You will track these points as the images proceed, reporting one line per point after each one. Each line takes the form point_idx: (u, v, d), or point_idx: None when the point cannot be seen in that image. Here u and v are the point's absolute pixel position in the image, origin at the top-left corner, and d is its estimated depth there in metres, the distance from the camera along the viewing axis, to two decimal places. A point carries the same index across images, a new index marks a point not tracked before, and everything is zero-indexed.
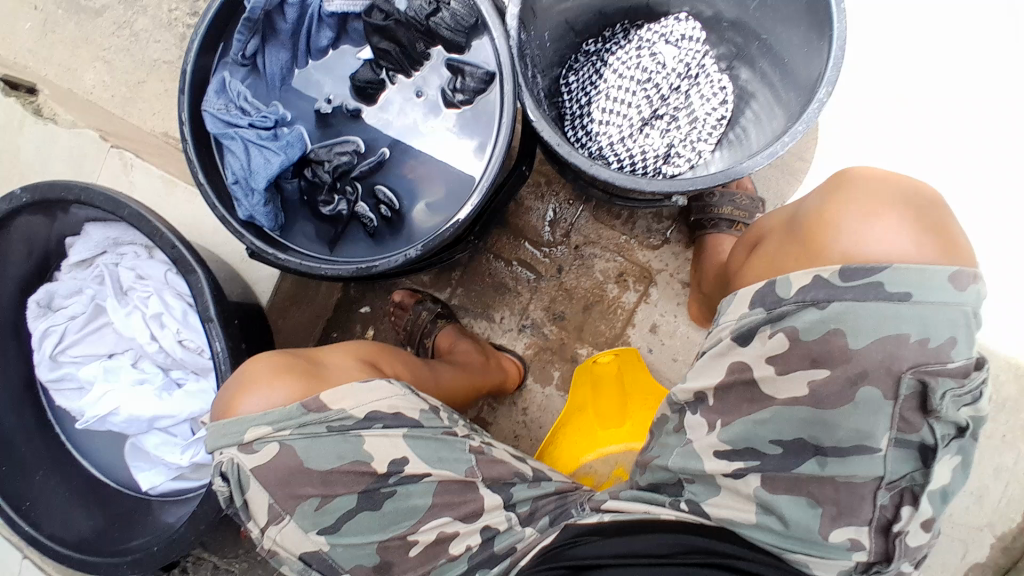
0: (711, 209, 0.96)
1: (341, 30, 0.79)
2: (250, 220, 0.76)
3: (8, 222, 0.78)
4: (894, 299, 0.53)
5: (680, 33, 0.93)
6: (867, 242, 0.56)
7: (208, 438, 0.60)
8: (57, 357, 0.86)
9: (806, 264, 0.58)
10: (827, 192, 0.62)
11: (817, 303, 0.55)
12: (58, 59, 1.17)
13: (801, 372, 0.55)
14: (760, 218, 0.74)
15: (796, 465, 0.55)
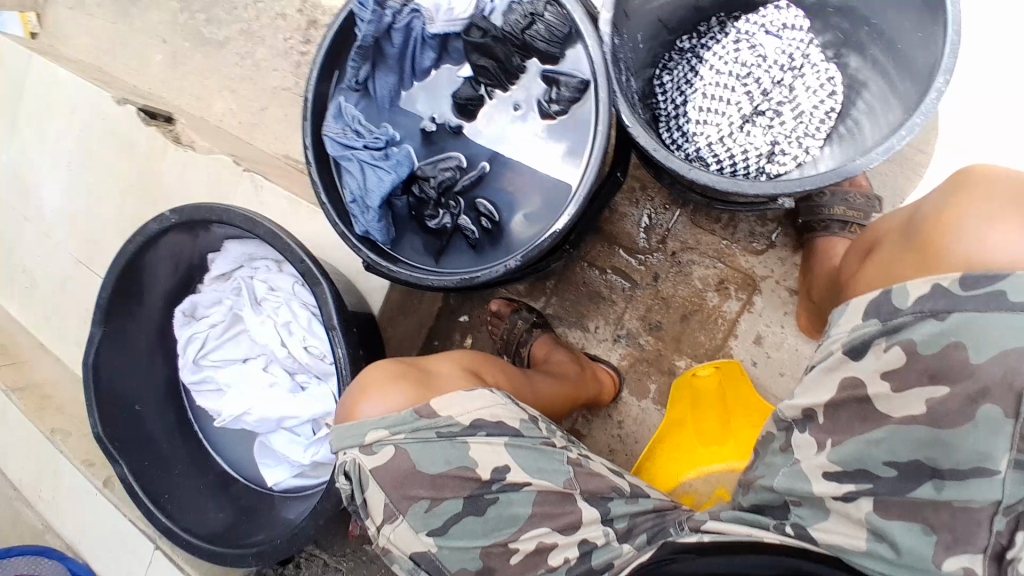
0: (821, 210, 0.89)
1: (442, 50, 0.82)
2: (366, 235, 0.82)
3: (156, 241, 0.88)
4: (1018, 310, 0.47)
5: (782, 23, 0.89)
6: (992, 245, 0.50)
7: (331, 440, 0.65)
8: (201, 360, 0.98)
9: (926, 272, 0.53)
10: (947, 194, 0.56)
11: (936, 315, 0.50)
12: (190, 89, 1.30)
13: (918, 389, 0.50)
14: (875, 222, 0.69)
15: (912, 490, 0.50)
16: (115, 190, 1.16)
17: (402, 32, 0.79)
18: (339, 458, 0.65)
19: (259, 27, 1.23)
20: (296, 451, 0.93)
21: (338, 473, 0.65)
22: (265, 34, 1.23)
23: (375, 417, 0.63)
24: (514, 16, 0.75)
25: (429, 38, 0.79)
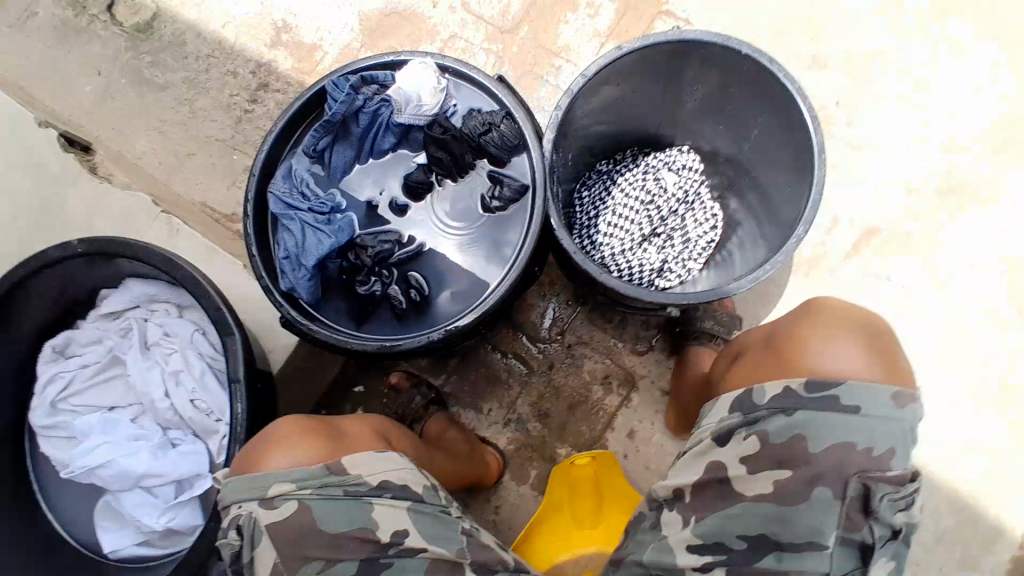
0: (695, 324, 1.03)
1: (402, 138, 0.95)
2: (291, 290, 0.88)
3: (48, 266, 0.83)
4: (846, 411, 0.59)
5: (681, 164, 1.06)
6: (830, 361, 0.63)
7: (228, 491, 0.65)
8: (60, 403, 0.86)
9: (779, 376, 0.65)
10: (802, 317, 0.70)
11: (786, 410, 0.61)
12: (112, 124, 1.27)
13: (768, 471, 0.60)
14: (743, 333, 0.82)
15: (757, 560, 0.59)
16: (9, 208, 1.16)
17: (369, 116, 0.91)
18: (234, 510, 0.64)
19: (205, 78, 1.29)
20: (150, 518, 0.82)
21: (227, 529, 0.63)
22: (209, 86, 1.29)
23: (281, 470, 0.64)
24: (473, 122, 0.90)
25: (392, 125, 0.92)
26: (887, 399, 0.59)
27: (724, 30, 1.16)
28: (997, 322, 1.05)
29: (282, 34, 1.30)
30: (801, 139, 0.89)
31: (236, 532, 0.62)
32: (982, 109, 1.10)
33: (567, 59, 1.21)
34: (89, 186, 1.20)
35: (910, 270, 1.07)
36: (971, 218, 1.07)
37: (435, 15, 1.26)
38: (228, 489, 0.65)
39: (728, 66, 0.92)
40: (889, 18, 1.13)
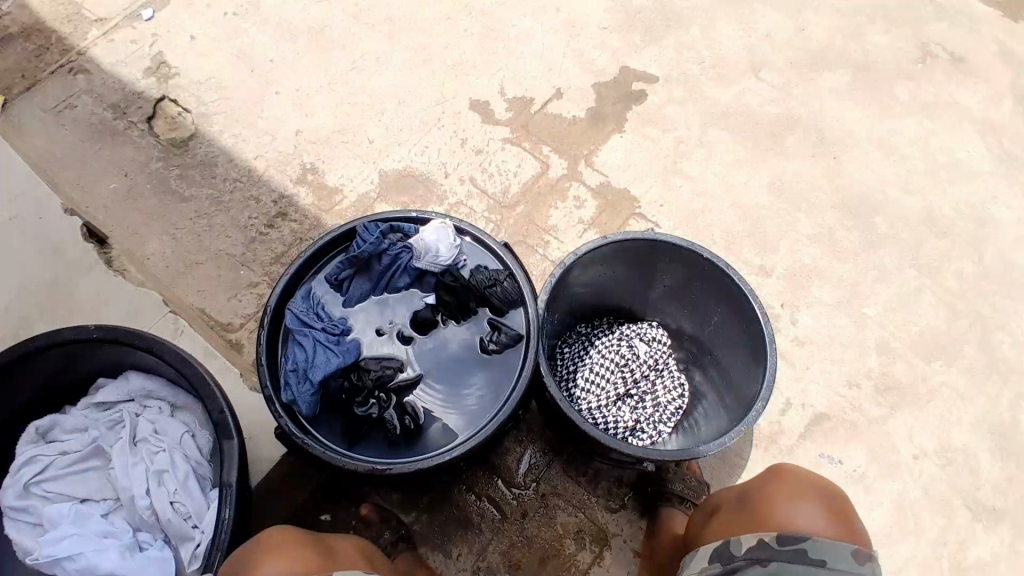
0: (667, 485, 1.12)
1: (417, 279, 1.00)
2: (290, 402, 0.87)
3: (63, 347, 0.86)
4: (813, 565, 0.67)
5: (650, 337, 1.21)
6: (797, 517, 0.71)
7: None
8: (32, 487, 0.84)
9: (755, 530, 0.73)
10: (771, 477, 0.79)
11: (761, 562, 0.69)
12: (128, 222, 1.36)
13: None
14: (717, 492, 0.91)
15: None
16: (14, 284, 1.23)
17: (391, 258, 0.97)
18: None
19: (228, 199, 1.41)
20: None
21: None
22: (230, 206, 1.40)
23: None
24: (480, 277, 0.96)
25: (410, 268, 0.98)
26: (849, 553, 0.67)
27: (686, 233, 1.42)
28: (923, 503, 1.18)
29: (309, 174, 1.45)
30: (757, 334, 1.01)
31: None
32: (890, 324, 1.34)
33: (556, 236, 1.40)
34: (100, 278, 1.26)
35: (844, 452, 1.21)
36: (908, 419, 1.25)
37: (446, 183, 1.46)
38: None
39: (697, 265, 1.07)
40: (816, 245, 1.41)
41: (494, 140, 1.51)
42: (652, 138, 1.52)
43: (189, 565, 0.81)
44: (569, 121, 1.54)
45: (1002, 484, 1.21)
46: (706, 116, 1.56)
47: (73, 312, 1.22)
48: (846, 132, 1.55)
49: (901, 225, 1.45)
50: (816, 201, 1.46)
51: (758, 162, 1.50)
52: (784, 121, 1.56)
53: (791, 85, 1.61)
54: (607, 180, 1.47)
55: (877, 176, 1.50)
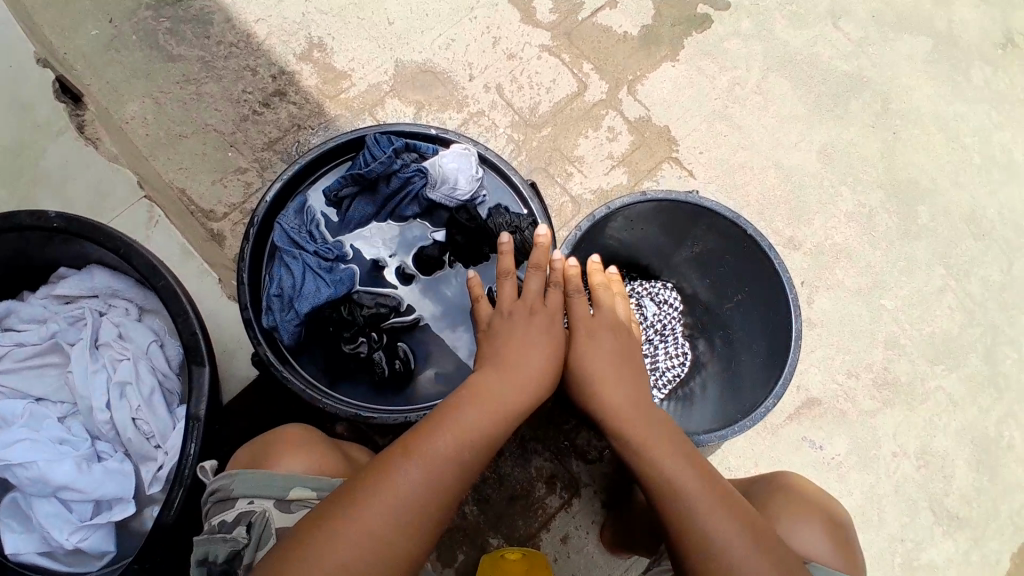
0: None
1: (427, 210, 0.88)
2: (271, 329, 0.78)
3: (21, 232, 0.77)
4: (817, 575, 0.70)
5: (662, 298, 1.12)
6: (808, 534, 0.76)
7: (237, 484, 0.69)
8: None
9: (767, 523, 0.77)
10: (771, 484, 0.85)
11: None
12: (108, 78, 1.21)
13: None
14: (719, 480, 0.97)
15: None
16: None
17: (402, 181, 0.83)
18: (243, 505, 0.68)
19: (222, 66, 1.25)
20: (57, 530, 0.76)
21: (232, 523, 0.67)
22: (223, 74, 1.24)
23: (294, 473, 0.70)
24: (499, 221, 0.84)
25: (422, 198, 0.85)
26: None
27: (719, 188, 1.30)
28: (890, 499, 1.19)
29: (315, 51, 1.27)
30: (781, 324, 0.94)
31: (245, 527, 0.66)
32: (906, 321, 1.28)
33: (580, 168, 1.28)
34: (70, 144, 1.14)
35: (828, 439, 1.21)
36: (897, 418, 1.23)
37: (468, 87, 1.29)
38: (237, 482, 0.70)
39: (734, 237, 0.96)
40: (853, 226, 1.32)
41: (530, 46, 1.33)
42: (704, 74, 1.36)
43: (151, 487, 0.79)
44: (617, 36, 1.35)
45: (971, 494, 1.21)
46: (769, 60, 1.38)
47: (38, 179, 1.11)
48: (914, 105, 1.40)
49: (943, 219, 1.35)
50: (862, 178, 1.34)
51: (812, 124, 1.36)
52: (850, 81, 1.39)
53: (868, 41, 1.42)
54: (648, 115, 1.32)
55: (931, 162, 1.37)
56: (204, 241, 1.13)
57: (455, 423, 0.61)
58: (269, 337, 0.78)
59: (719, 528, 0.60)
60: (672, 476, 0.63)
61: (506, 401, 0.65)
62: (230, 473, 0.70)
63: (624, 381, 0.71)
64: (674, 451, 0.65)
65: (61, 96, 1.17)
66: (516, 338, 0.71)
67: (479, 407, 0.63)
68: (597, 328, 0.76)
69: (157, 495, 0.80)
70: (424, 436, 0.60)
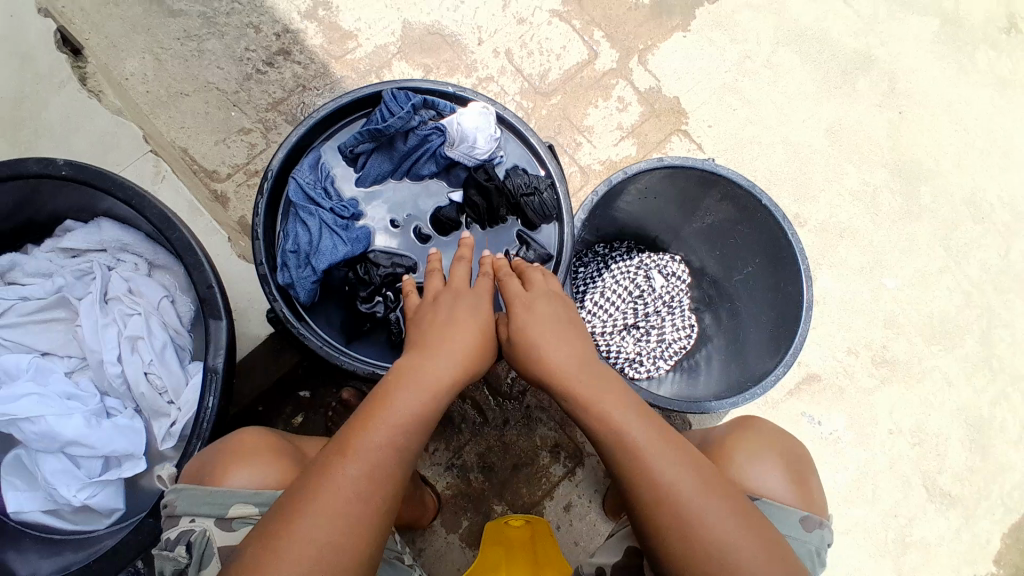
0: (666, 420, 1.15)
1: (444, 169, 0.86)
2: (287, 286, 0.77)
3: (31, 180, 0.75)
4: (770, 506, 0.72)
5: (671, 271, 1.12)
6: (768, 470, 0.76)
7: (181, 499, 0.64)
8: None
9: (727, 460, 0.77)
10: (732, 427, 0.84)
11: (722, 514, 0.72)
12: (107, 32, 1.17)
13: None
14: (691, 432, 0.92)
15: None
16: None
17: (419, 138, 0.82)
18: (185, 522, 0.64)
19: (224, 22, 1.21)
20: (66, 485, 0.75)
21: (174, 541, 0.63)
22: (224, 30, 1.21)
23: (240, 486, 0.64)
24: (518, 180, 0.83)
25: (439, 156, 0.84)
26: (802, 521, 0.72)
27: (726, 163, 1.30)
28: (884, 475, 1.22)
29: (320, 9, 1.23)
30: (791, 296, 0.95)
31: (185, 548, 0.62)
32: (905, 300, 1.30)
33: (589, 138, 1.26)
34: (72, 97, 1.08)
35: (827, 414, 1.23)
36: (894, 395, 1.26)
37: (477, 52, 1.27)
38: (180, 497, 0.64)
39: (747, 208, 0.96)
40: (856, 204, 1.33)
41: (541, 10, 1.30)
42: (715, 46, 1.34)
43: (163, 443, 0.77)
44: (628, 4, 1.33)
45: (961, 472, 1.25)
46: (780, 34, 1.37)
47: (39, 132, 1.06)
48: (921, 85, 1.40)
49: (944, 200, 1.36)
50: (868, 156, 1.35)
51: (820, 100, 1.36)
52: (860, 58, 1.39)
53: (878, 18, 1.41)
54: (658, 86, 1.31)
55: (935, 144, 1.38)
56: (208, 201, 1.11)
57: (389, 419, 0.59)
58: (285, 295, 0.77)
59: (684, 495, 0.59)
60: (630, 443, 0.61)
61: (441, 388, 0.63)
62: (174, 487, 0.65)
63: (567, 347, 0.68)
64: (630, 413, 0.63)
65: (61, 48, 1.13)
66: (442, 321, 0.68)
67: (414, 400, 0.61)
68: (533, 297, 0.73)
69: (168, 452, 0.78)
70: (353, 436, 0.58)
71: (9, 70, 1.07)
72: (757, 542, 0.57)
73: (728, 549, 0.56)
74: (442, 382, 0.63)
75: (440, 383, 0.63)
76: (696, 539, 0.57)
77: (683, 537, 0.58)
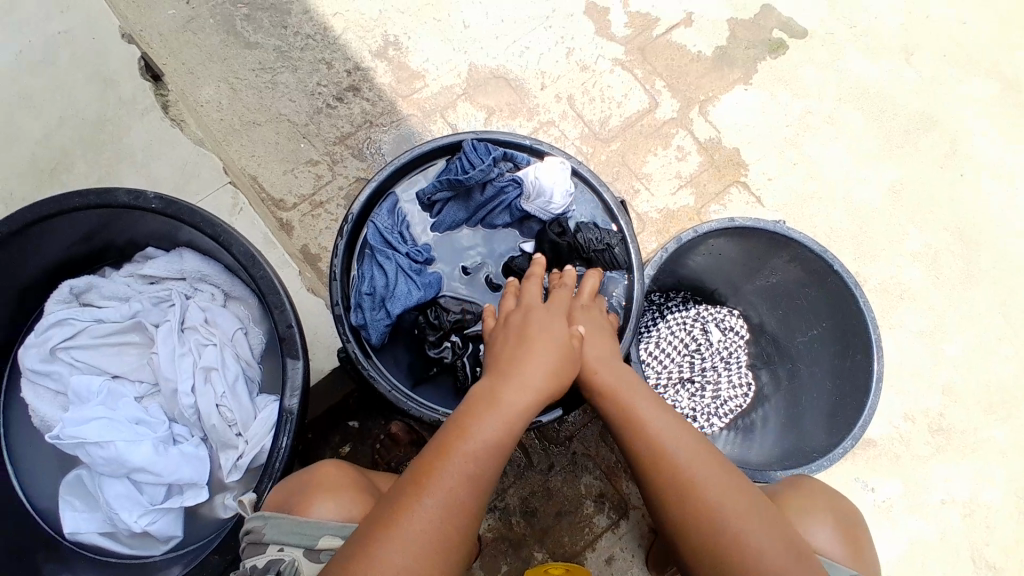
0: None
1: (517, 220, 0.88)
2: (360, 327, 0.79)
3: (121, 209, 0.77)
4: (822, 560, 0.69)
5: (728, 325, 1.10)
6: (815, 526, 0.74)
7: (269, 527, 0.64)
8: (60, 351, 0.81)
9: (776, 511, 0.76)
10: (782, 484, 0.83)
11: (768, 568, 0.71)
12: (186, 59, 1.23)
13: None
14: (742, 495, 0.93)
15: None
16: (58, 112, 1.10)
17: (496, 189, 0.84)
18: (271, 552, 0.62)
19: (298, 56, 1.25)
20: (128, 510, 0.75)
21: (260, 570, 0.61)
22: (298, 64, 1.25)
23: (325, 518, 0.65)
24: (591, 235, 0.84)
25: (514, 207, 0.86)
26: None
27: (783, 217, 1.29)
28: (936, 547, 1.17)
29: (390, 49, 1.27)
30: (858, 365, 0.94)
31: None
32: (964, 367, 1.26)
33: (647, 186, 1.27)
34: (154, 125, 1.12)
35: (879, 480, 1.19)
36: (950, 465, 1.21)
37: (540, 97, 1.29)
38: (266, 526, 0.64)
39: (817, 272, 0.95)
40: (915, 265, 1.30)
41: (604, 58, 1.32)
42: (775, 100, 1.35)
43: (229, 475, 0.78)
44: (691, 56, 1.35)
45: (1018, 549, 1.19)
46: (842, 91, 1.37)
47: (120, 155, 1.10)
48: (983, 149, 1.38)
49: (1006, 268, 1.32)
50: (928, 217, 1.33)
51: (881, 159, 1.35)
52: (922, 118, 1.38)
53: (942, 79, 1.40)
54: (717, 137, 1.31)
55: (997, 208, 1.35)
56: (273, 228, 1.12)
57: (466, 444, 0.59)
58: (357, 335, 0.78)
59: (722, 506, 0.62)
60: (672, 461, 0.64)
61: (520, 412, 0.63)
62: (262, 514, 0.65)
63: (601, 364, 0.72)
64: (670, 429, 0.67)
65: (143, 74, 1.15)
66: (521, 339, 0.68)
67: (489, 427, 0.61)
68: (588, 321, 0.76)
69: (232, 484, 0.79)
70: (430, 463, 0.58)
71: (95, 93, 1.11)
72: (789, 550, 0.60)
73: (767, 560, 0.59)
74: (518, 403, 0.63)
75: (516, 405, 0.63)
76: (736, 550, 0.60)
77: (721, 548, 0.60)
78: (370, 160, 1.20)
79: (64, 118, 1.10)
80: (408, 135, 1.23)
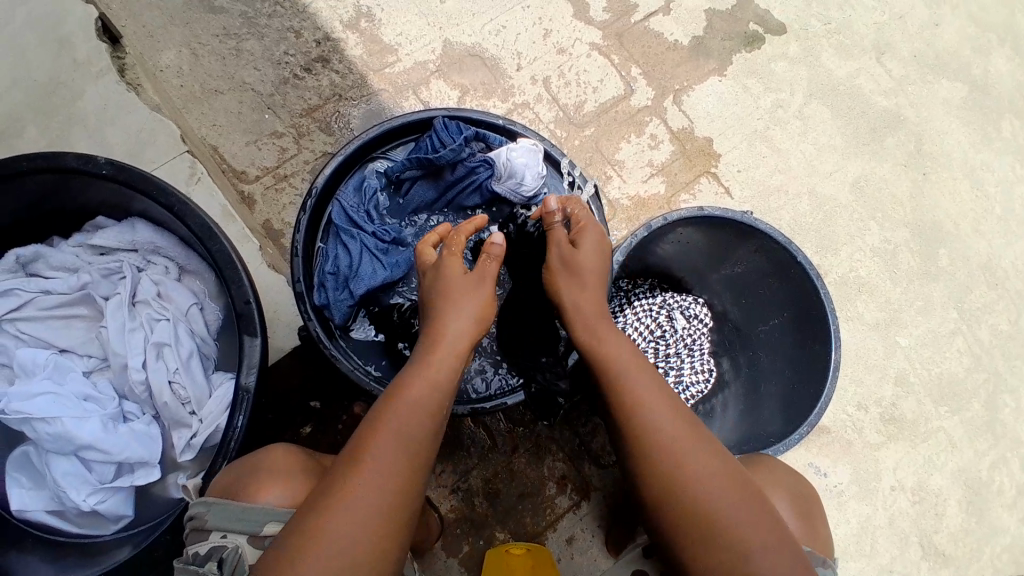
0: None
1: (486, 202, 0.88)
2: (322, 306, 0.80)
3: (70, 174, 0.73)
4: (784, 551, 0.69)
5: (693, 312, 1.11)
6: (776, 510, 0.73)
7: (211, 513, 0.62)
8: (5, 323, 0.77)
9: None
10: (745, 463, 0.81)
11: None
12: (144, 21, 1.16)
13: None
14: None
15: None
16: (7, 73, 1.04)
17: (467, 169, 0.84)
18: (215, 539, 0.61)
19: (266, 24, 1.20)
20: (75, 489, 0.72)
21: (203, 557, 0.58)
22: (265, 32, 1.20)
23: (271, 503, 0.62)
24: None
25: (484, 189, 0.86)
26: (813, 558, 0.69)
27: (751, 210, 1.31)
28: (884, 531, 1.22)
29: (362, 21, 1.23)
30: (815, 354, 0.96)
31: (217, 564, 0.58)
32: (917, 359, 1.31)
33: (619, 172, 1.27)
34: (110, 88, 1.07)
35: (833, 467, 1.23)
36: (901, 453, 1.26)
37: (515, 78, 1.27)
38: (208, 511, 0.63)
39: (780, 263, 0.97)
40: (876, 260, 1.34)
41: (581, 42, 1.31)
42: (748, 93, 1.36)
43: (183, 454, 0.77)
44: (669, 44, 1.34)
45: (958, 533, 1.24)
46: (813, 86, 1.39)
47: (72, 121, 1.05)
48: (945, 149, 1.41)
49: (961, 264, 1.37)
50: (891, 214, 1.36)
51: (848, 155, 1.37)
52: (889, 117, 1.41)
53: (909, 79, 1.43)
54: (690, 126, 1.32)
55: (956, 207, 1.39)
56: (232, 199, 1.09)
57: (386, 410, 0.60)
58: (320, 316, 0.79)
59: (712, 511, 0.59)
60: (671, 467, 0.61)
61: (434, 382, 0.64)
62: (204, 501, 0.63)
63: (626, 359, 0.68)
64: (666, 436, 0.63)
65: (100, 35, 1.09)
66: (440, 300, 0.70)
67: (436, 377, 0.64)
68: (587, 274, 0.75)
69: (184, 463, 0.78)
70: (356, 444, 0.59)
71: (47, 54, 1.06)
72: (778, 550, 0.57)
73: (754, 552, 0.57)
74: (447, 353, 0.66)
75: (446, 368, 0.64)
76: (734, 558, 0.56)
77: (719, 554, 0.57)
78: (338, 134, 1.17)
79: (14, 79, 1.05)
80: (377, 110, 1.20)
